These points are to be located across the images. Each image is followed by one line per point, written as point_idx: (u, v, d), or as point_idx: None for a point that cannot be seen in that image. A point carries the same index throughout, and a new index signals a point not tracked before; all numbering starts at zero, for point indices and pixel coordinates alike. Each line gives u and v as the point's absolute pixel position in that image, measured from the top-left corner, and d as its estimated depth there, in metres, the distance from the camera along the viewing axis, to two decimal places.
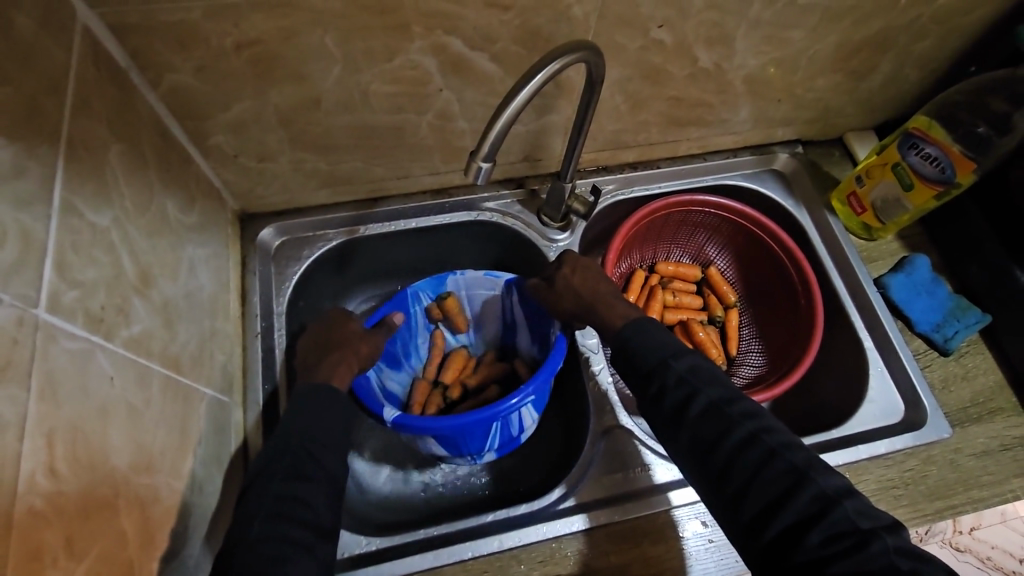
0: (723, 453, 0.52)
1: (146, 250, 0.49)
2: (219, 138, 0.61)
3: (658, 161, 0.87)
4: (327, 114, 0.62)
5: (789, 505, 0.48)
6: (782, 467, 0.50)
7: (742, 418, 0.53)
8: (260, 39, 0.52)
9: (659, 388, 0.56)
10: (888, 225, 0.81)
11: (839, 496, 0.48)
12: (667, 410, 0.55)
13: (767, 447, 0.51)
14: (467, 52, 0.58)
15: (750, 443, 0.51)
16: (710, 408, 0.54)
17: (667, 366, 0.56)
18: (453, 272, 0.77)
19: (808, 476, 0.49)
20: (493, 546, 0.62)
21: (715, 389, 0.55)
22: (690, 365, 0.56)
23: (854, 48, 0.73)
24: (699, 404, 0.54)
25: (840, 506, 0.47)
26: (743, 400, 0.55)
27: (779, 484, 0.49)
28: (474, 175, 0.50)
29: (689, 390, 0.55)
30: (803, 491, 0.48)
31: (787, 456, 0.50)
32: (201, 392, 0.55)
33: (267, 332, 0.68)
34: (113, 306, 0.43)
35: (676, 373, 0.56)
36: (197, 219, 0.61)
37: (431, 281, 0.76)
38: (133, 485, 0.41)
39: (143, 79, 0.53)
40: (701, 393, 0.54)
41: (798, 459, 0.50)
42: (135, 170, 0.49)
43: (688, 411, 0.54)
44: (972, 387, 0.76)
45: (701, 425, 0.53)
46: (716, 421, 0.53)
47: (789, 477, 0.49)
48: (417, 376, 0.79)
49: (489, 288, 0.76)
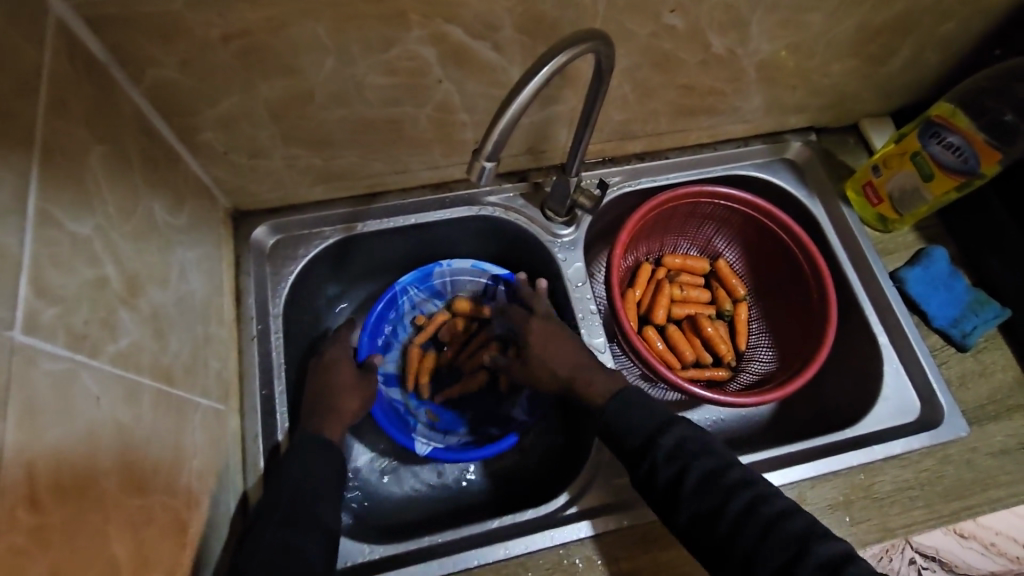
0: (726, 525, 0.54)
1: (132, 257, 0.46)
2: (209, 134, 0.58)
3: (666, 151, 0.84)
4: (321, 108, 0.59)
5: (798, 571, 0.51)
6: (785, 534, 0.53)
7: (738, 488, 0.55)
8: (247, 31, 0.49)
9: (650, 465, 0.57)
10: (905, 217, 0.78)
11: (839, 560, 0.51)
12: (663, 486, 0.57)
13: (766, 516, 0.54)
14: (469, 41, 0.55)
15: (750, 513, 0.54)
16: (706, 480, 0.56)
17: (656, 441, 0.58)
18: (438, 262, 0.78)
19: (810, 543, 0.52)
20: (500, 553, 0.60)
21: (707, 460, 0.57)
22: (680, 436, 0.59)
23: (875, 31, 0.69)
24: (693, 478, 0.56)
25: (843, 571, 0.50)
26: (733, 466, 0.57)
27: (784, 551, 0.52)
28: (478, 175, 0.48)
29: (681, 464, 0.57)
30: (808, 558, 0.51)
31: (788, 525, 0.53)
32: (195, 402, 0.52)
33: (263, 335, 0.66)
34: (98, 319, 0.40)
35: (666, 448, 0.58)
36: (187, 223, 0.58)
37: (416, 275, 0.77)
38: (124, 508, 0.39)
39: (125, 74, 0.49)
40: (694, 466, 0.56)
41: (795, 525, 0.53)
42: (119, 173, 0.47)
43: (685, 483, 0.56)
44: (989, 383, 0.74)
45: (700, 499, 0.55)
46: (714, 494, 0.55)
47: (792, 545, 0.52)
48: (408, 343, 0.79)
49: (473, 276, 0.79)
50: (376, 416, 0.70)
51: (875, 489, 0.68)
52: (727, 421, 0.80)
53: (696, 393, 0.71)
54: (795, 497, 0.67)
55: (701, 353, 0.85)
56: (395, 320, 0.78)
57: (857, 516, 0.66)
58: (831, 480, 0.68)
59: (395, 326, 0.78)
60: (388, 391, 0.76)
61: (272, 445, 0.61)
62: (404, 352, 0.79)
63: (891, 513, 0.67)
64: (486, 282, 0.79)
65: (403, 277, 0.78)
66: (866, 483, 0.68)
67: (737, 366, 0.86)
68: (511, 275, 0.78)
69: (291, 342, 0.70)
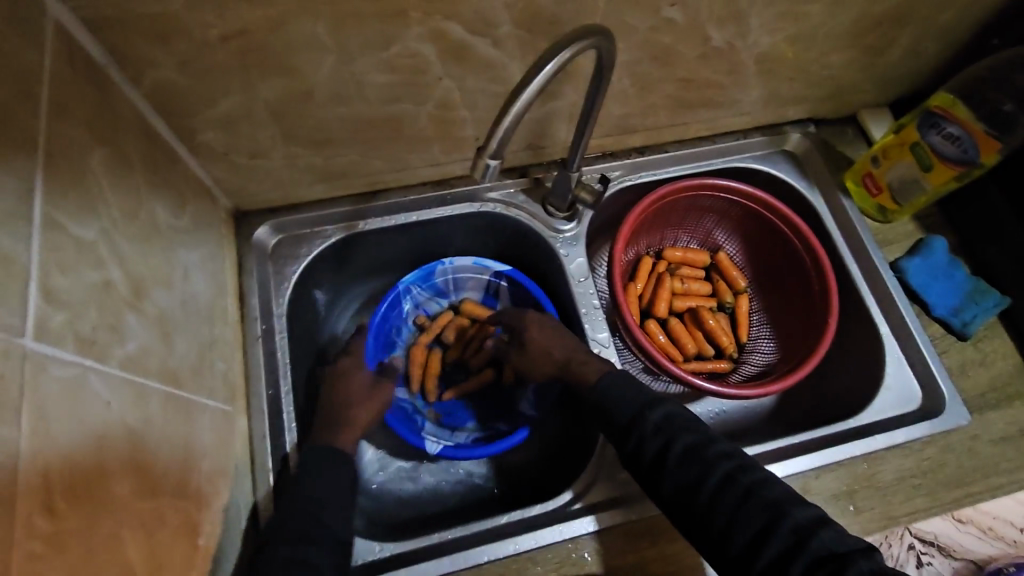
0: (705, 494, 0.54)
1: (136, 261, 0.46)
2: (209, 134, 0.58)
3: (666, 145, 0.84)
4: (321, 107, 0.58)
5: (773, 539, 0.51)
6: (761, 503, 0.53)
7: (718, 459, 0.56)
8: (246, 30, 0.48)
9: (636, 438, 0.58)
10: (905, 208, 0.79)
11: (814, 528, 0.51)
12: (649, 459, 0.57)
13: (744, 486, 0.54)
14: (469, 37, 0.55)
15: (729, 482, 0.54)
16: (689, 452, 0.56)
17: (643, 416, 0.59)
18: (440, 260, 0.79)
19: (786, 511, 0.52)
20: (509, 549, 0.60)
21: (690, 434, 0.58)
22: (665, 413, 0.59)
23: (874, 22, 0.69)
24: (676, 450, 0.57)
25: (817, 537, 0.50)
26: (716, 441, 0.58)
27: (759, 519, 0.52)
28: (482, 173, 0.48)
29: (666, 437, 0.57)
30: (783, 525, 0.51)
31: (765, 494, 0.53)
32: (202, 404, 0.52)
33: (268, 335, 0.66)
34: (106, 323, 0.40)
35: (653, 423, 0.58)
36: (189, 224, 0.58)
37: (418, 273, 0.77)
38: (136, 511, 0.39)
39: (124, 75, 0.49)
40: (678, 438, 0.57)
41: (773, 494, 0.53)
42: (121, 176, 0.46)
43: (668, 456, 0.56)
44: (989, 371, 0.74)
45: (681, 470, 0.56)
46: (695, 465, 0.56)
47: (767, 512, 0.52)
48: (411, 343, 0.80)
49: (474, 272, 0.79)
50: (389, 421, 0.70)
51: (878, 479, 0.68)
52: (730, 413, 0.81)
53: (700, 385, 0.71)
54: (800, 487, 0.67)
55: (703, 345, 0.85)
56: (398, 321, 0.79)
57: (861, 505, 0.67)
58: (835, 470, 0.68)
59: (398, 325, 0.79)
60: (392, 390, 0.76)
61: (279, 445, 0.61)
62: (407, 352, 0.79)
63: (895, 501, 0.67)
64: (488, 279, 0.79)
65: (406, 275, 0.78)
66: (869, 473, 0.68)
67: (739, 358, 0.87)
68: (514, 270, 0.79)
69: (295, 341, 0.70)
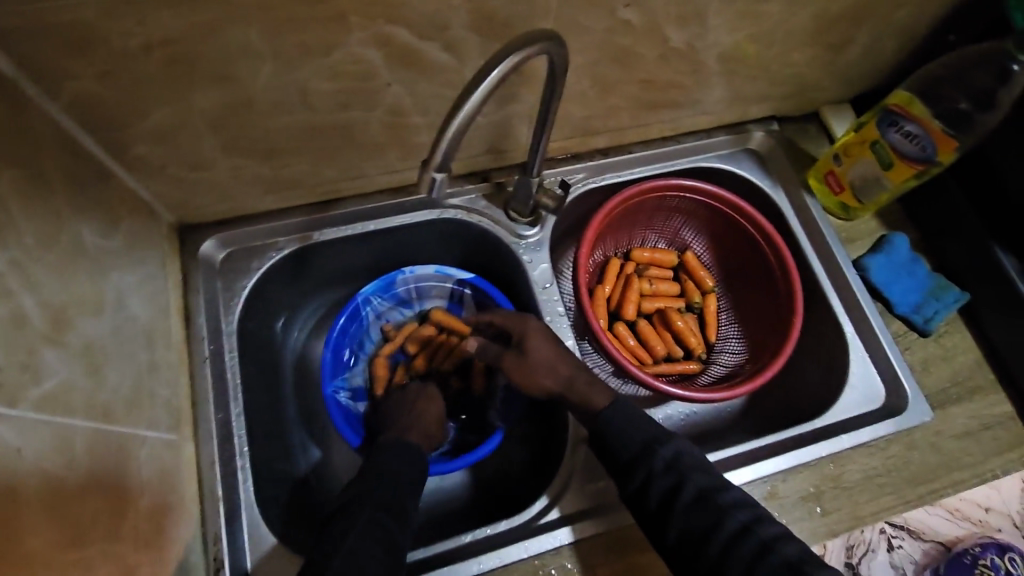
0: (717, 545, 0.54)
1: (57, 290, 0.43)
2: (143, 148, 0.55)
3: (629, 146, 0.82)
4: (263, 116, 0.55)
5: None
6: (776, 561, 0.52)
7: (732, 509, 0.55)
8: (173, 38, 0.45)
9: (645, 476, 0.58)
10: (867, 205, 0.78)
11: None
12: (657, 499, 0.57)
13: (758, 539, 0.53)
14: (416, 41, 0.52)
15: (742, 534, 0.54)
16: (700, 497, 0.56)
17: (654, 452, 0.59)
18: (400, 269, 0.76)
19: (801, 569, 0.51)
20: (474, 569, 0.59)
21: (702, 477, 0.57)
22: (676, 450, 0.59)
23: (833, 20, 0.68)
24: (688, 493, 0.56)
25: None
26: (731, 488, 0.57)
27: None
28: (429, 187, 0.46)
29: (677, 477, 0.57)
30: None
31: (779, 550, 0.53)
32: (141, 437, 0.50)
33: (217, 356, 0.63)
34: (16, 363, 0.37)
35: (664, 460, 0.58)
36: (123, 243, 0.54)
37: (379, 284, 0.75)
38: (58, 563, 0.37)
39: (39, 88, 0.45)
40: (689, 480, 0.57)
41: (788, 551, 0.53)
42: (37, 199, 0.43)
43: (678, 498, 0.56)
44: (951, 367, 0.75)
45: (691, 516, 0.55)
46: (706, 511, 0.55)
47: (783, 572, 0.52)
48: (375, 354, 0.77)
49: (438, 280, 0.77)
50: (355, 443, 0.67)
51: (843, 479, 0.68)
52: (699, 415, 0.80)
53: (667, 390, 0.70)
54: (767, 490, 0.67)
55: (671, 346, 0.85)
56: (360, 333, 0.76)
57: (828, 507, 0.67)
58: (802, 472, 0.68)
59: (360, 339, 0.76)
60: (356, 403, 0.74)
61: (231, 472, 0.59)
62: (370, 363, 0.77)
63: (861, 501, 0.68)
64: (451, 286, 0.77)
65: (365, 286, 0.76)
66: (835, 474, 0.68)
67: (707, 359, 0.86)
68: (477, 277, 0.76)
69: (250, 360, 0.67)
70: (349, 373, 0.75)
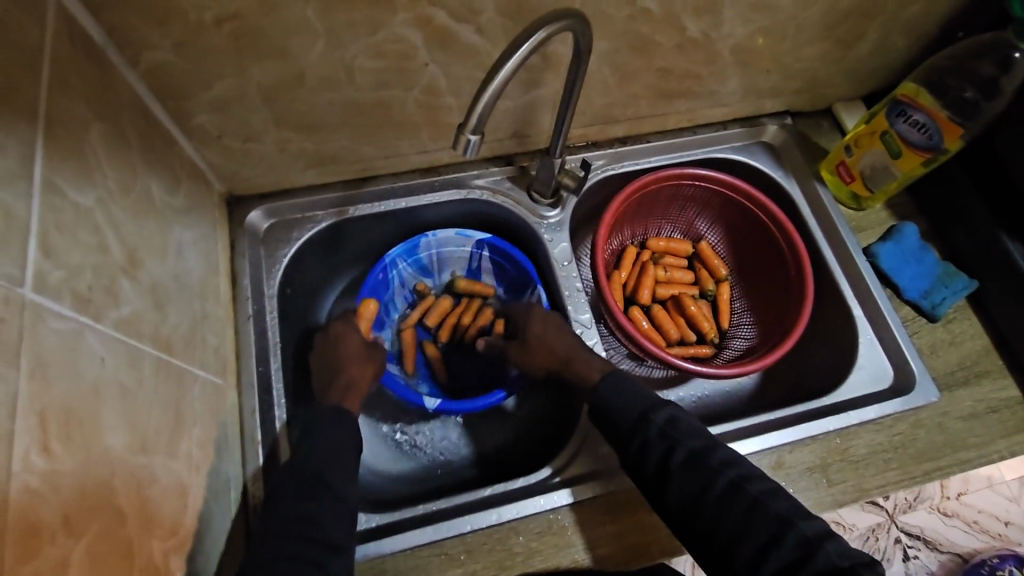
0: (710, 503, 0.56)
1: (132, 232, 0.48)
2: (203, 117, 0.60)
3: (648, 136, 0.86)
4: (312, 91, 0.61)
5: (778, 549, 0.53)
6: (766, 514, 0.55)
7: (723, 468, 0.58)
8: (240, 13, 0.51)
9: (640, 443, 0.60)
10: (877, 194, 0.82)
11: (820, 540, 0.53)
12: (652, 465, 0.59)
13: (749, 495, 0.56)
14: (453, 24, 0.57)
15: (733, 491, 0.56)
16: (692, 459, 0.58)
17: (648, 420, 0.61)
18: (423, 234, 0.79)
19: (792, 521, 0.54)
20: (492, 518, 0.62)
21: (694, 441, 0.60)
22: (669, 417, 0.62)
23: (843, 15, 0.72)
24: (680, 457, 0.58)
25: (823, 549, 0.52)
26: (723, 448, 0.60)
27: (766, 531, 0.54)
28: (464, 148, 0.50)
29: (670, 442, 0.59)
30: (788, 535, 0.53)
31: (769, 503, 0.55)
32: (193, 374, 0.54)
33: (259, 315, 0.67)
34: (101, 286, 0.42)
35: (658, 427, 0.61)
36: (183, 203, 0.60)
37: (404, 246, 0.78)
38: (129, 464, 0.41)
39: (122, 57, 0.51)
40: (682, 444, 0.59)
41: (778, 504, 0.55)
42: (118, 149, 0.49)
43: (671, 463, 0.58)
44: (959, 351, 0.77)
45: (686, 477, 0.58)
46: (699, 472, 0.58)
47: (774, 524, 0.54)
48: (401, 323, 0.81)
49: (458, 245, 0.80)
50: (387, 381, 0.70)
51: (850, 454, 0.71)
52: (711, 396, 0.83)
53: (681, 365, 0.72)
54: (774, 461, 0.70)
55: (685, 331, 0.87)
56: (387, 299, 0.80)
57: (834, 478, 0.69)
58: (809, 445, 0.71)
59: (388, 306, 0.80)
60: (389, 366, 0.77)
61: (268, 421, 0.63)
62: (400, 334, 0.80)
63: (866, 474, 0.70)
64: (470, 249, 0.80)
65: (392, 250, 0.79)
66: (842, 447, 0.71)
67: (720, 343, 0.89)
68: (494, 238, 0.79)
69: (288, 322, 0.72)
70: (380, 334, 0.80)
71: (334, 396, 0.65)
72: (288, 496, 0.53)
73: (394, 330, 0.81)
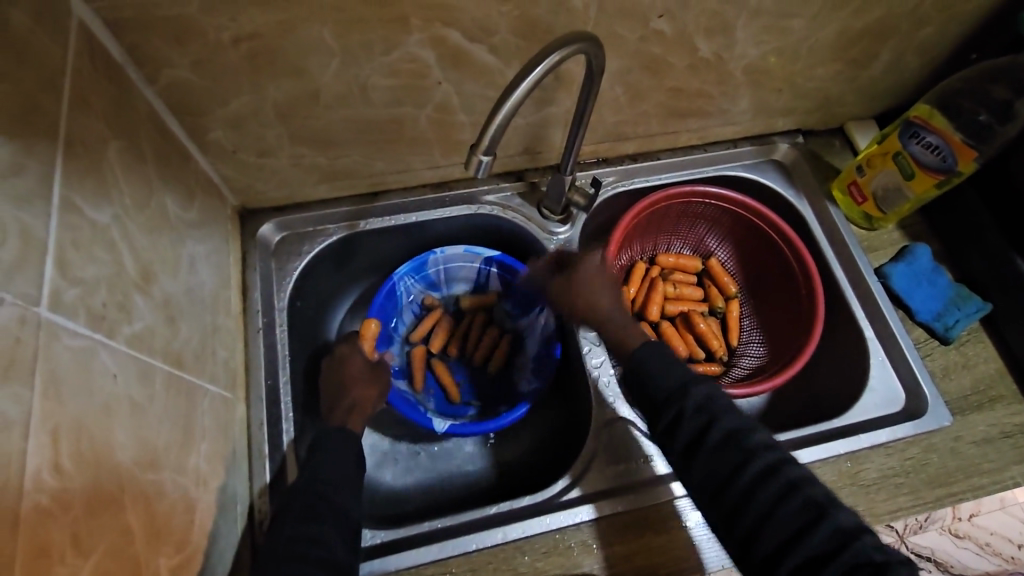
0: (743, 484, 0.54)
1: (146, 247, 0.49)
2: (218, 133, 0.61)
3: (658, 153, 0.86)
4: (326, 109, 0.61)
5: (810, 537, 0.51)
6: (801, 501, 0.53)
7: (761, 450, 0.56)
8: (257, 33, 0.51)
9: (675, 416, 0.58)
10: (889, 215, 0.81)
11: (856, 530, 0.51)
12: (685, 439, 0.57)
13: (786, 480, 0.54)
14: (466, 44, 0.58)
15: (769, 473, 0.54)
16: (729, 437, 0.56)
17: (686, 393, 0.59)
18: (431, 252, 0.80)
19: (827, 509, 0.52)
20: (497, 538, 0.62)
21: (731, 419, 0.57)
22: (708, 393, 0.59)
23: (855, 37, 0.72)
24: (717, 434, 0.56)
25: (858, 541, 0.50)
26: (761, 431, 0.58)
27: (798, 517, 0.52)
28: (476, 169, 0.50)
29: (708, 418, 0.57)
30: (822, 524, 0.51)
31: (806, 489, 0.53)
32: (203, 388, 0.55)
33: (269, 328, 0.68)
34: (115, 302, 0.43)
35: (695, 401, 0.58)
36: (197, 217, 0.60)
37: (411, 265, 0.78)
38: (139, 481, 0.41)
39: (140, 74, 0.52)
40: (720, 422, 0.57)
41: (813, 492, 0.53)
42: (134, 165, 0.49)
43: (707, 438, 0.56)
44: (972, 375, 0.76)
45: (719, 455, 0.56)
46: (734, 451, 0.56)
47: (808, 511, 0.52)
48: (408, 339, 0.81)
49: (466, 261, 0.80)
50: (394, 403, 0.70)
51: (860, 478, 0.70)
52: None
53: None
54: None
55: (693, 348, 0.86)
56: (394, 317, 0.80)
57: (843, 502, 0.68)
58: (819, 468, 0.70)
59: (395, 320, 0.80)
60: (397, 384, 0.77)
61: (276, 435, 0.63)
62: (407, 350, 0.80)
63: (877, 499, 0.69)
64: (477, 265, 0.80)
65: (399, 268, 0.79)
66: (852, 472, 0.70)
67: (728, 361, 0.88)
68: (504, 255, 0.79)
69: (297, 336, 0.73)
70: (385, 350, 0.79)
71: (340, 414, 0.65)
72: (294, 516, 0.53)
73: (401, 345, 0.81)
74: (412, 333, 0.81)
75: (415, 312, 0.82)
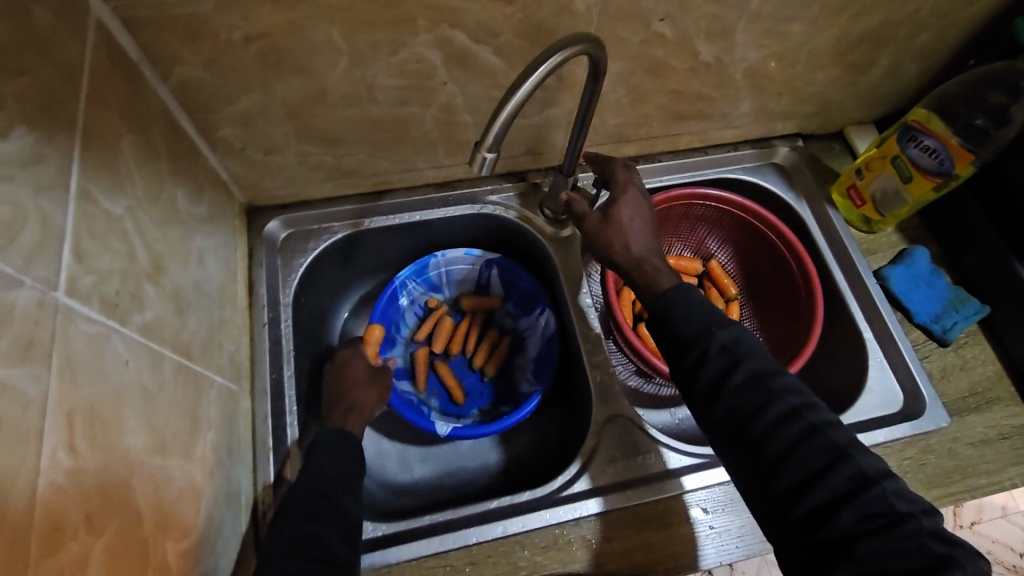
0: (761, 424, 0.50)
1: (157, 239, 0.50)
2: (227, 130, 0.62)
3: (659, 155, 0.87)
4: (333, 107, 0.63)
5: (829, 481, 0.46)
6: (824, 444, 0.48)
7: (786, 393, 0.51)
8: (268, 33, 0.53)
9: (699, 354, 0.53)
10: (887, 217, 0.82)
11: (878, 476, 0.46)
12: (707, 378, 0.52)
13: (809, 423, 0.49)
14: (472, 45, 0.59)
15: (792, 415, 0.49)
16: (754, 378, 0.51)
17: (712, 333, 0.53)
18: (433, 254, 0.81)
19: (849, 453, 0.47)
20: (497, 532, 0.63)
21: (758, 360, 0.52)
22: (736, 334, 0.53)
23: (854, 42, 0.73)
24: (742, 374, 0.51)
25: (879, 486, 0.46)
26: (787, 374, 0.52)
27: (818, 459, 0.47)
28: (479, 166, 0.51)
29: (733, 359, 0.52)
30: (842, 466, 0.47)
31: (830, 433, 0.49)
32: (210, 379, 0.56)
33: (274, 322, 0.69)
34: (128, 291, 0.44)
35: (720, 342, 0.53)
36: (205, 212, 0.62)
37: (413, 268, 0.80)
38: (148, 466, 0.42)
39: (154, 71, 0.54)
40: (746, 362, 0.52)
41: (837, 436, 0.48)
42: (147, 159, 0.50)
43: (730, 377, 0.51)
44: (970, 377, 0.76)
45: (741, 395, 0.51)
46: (758, 391, 0.51)
47: (829, 454, 0.47)
48: (411, 339, 0.82)
49: (467, 264, 0.82)
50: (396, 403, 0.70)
51: None
52: None
53: None
54: None
55: None
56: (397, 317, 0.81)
57: None
58: None
59: (397, 322, 0.81)
60: (399, 386, 0.78)
61: (281, 428, 0.64)
62: (410, 351, 0.81)
63: None
64: (478, 267, 0.81)
65: (401, 270, 0.81)
66: None
67: None
68: (503, 257, 0.81)
69: (301, 331, 0.74)
70: (389, 353, 0.80)
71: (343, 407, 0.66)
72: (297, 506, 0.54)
73: (405, 346, 0.82)
74: (415, 335, 0.82)
75: (417, 313, 0.83)
